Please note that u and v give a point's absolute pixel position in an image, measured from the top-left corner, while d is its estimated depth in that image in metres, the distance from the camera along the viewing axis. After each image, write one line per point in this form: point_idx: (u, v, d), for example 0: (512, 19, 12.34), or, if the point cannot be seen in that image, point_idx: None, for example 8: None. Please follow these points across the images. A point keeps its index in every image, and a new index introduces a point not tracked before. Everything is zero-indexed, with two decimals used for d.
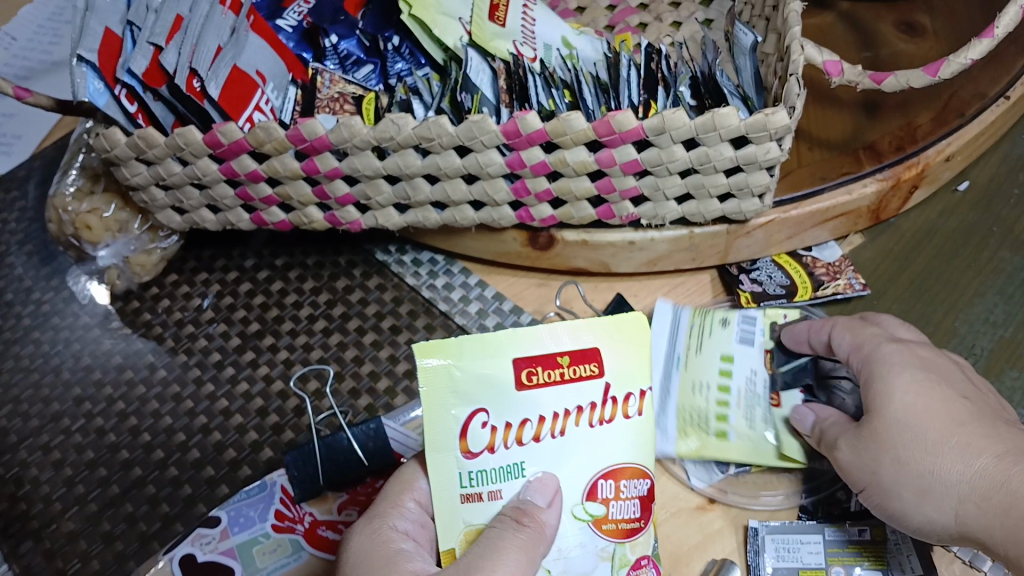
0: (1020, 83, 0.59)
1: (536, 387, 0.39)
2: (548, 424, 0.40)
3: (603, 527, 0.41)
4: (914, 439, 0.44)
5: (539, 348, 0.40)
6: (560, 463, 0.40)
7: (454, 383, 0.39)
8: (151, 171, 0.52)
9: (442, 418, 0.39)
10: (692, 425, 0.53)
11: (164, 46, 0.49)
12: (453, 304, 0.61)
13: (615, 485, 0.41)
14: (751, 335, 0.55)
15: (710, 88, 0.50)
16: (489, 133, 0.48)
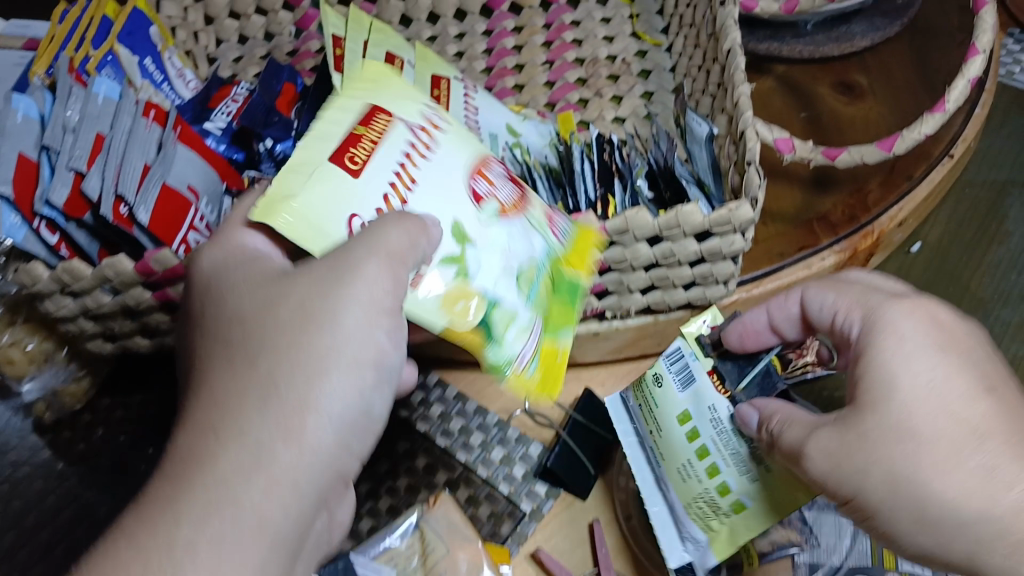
0: (961, 142, 0.60)
1: (364, 163, 0.40)
2: (398, 189, 0.41)
3: (507, 212, 0.45)
4: (900, 475, 0.38)
5: (390, 107, 0.43)
6: (449, 195, 0.43)
7: (294, 203, 0.38)
8: (78, 304, 0.48)
9: (322, 238, 0.38)
10: (699, 518, 0.46)
11: (86, 171, 0.46)
12: (414, 408, 0.57)
13: (484, 180, 0.45)
14: (687, 371, 0.45)
15: (666, 179, 0.51)
16: None
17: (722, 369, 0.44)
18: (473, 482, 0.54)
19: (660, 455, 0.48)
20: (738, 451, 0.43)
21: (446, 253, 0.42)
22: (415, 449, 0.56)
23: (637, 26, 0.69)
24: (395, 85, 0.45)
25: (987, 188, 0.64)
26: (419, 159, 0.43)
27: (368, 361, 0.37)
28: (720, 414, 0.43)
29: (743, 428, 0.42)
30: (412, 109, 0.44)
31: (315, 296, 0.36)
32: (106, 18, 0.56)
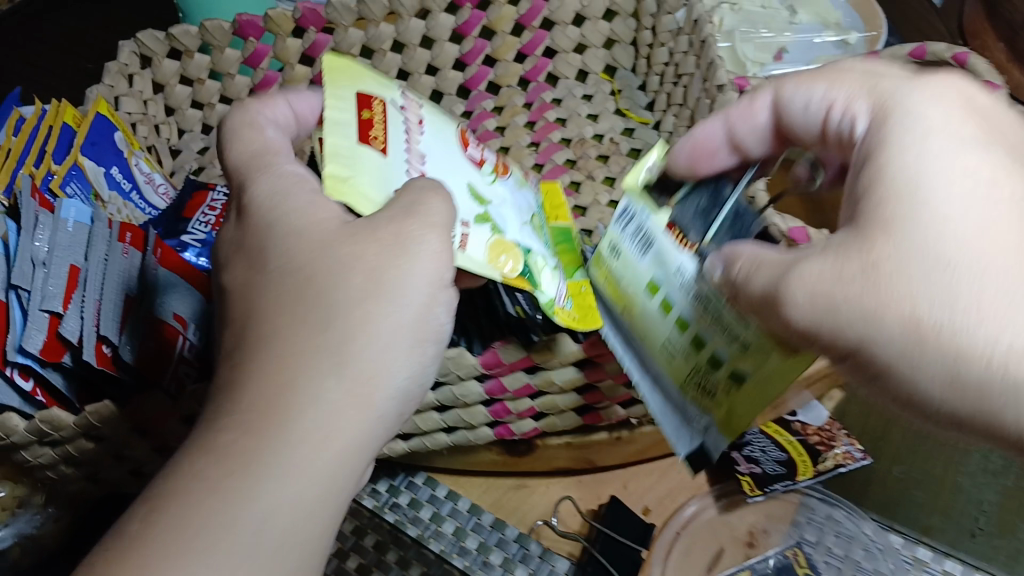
0: None
1: (384, 144, 0.37)
2: (412, 139, 0.40)
3: (502, 172, 0.45)
4: (939, 238, 0.29)
5: (375, 91, 0.39)
6: (452, 172, 0.41)
7: (333, 171, 0.34)
8: (58, 450, 0.43)
9: (374, 197, 0.35)
10: (695, 382, 0.38)
11: (63, 312, 0.41)
12: (425, 525, 0.52)
13: (472, 146, 0.45)
14: (631, 218, 0.38)
15: None
16: (466, 365, 0.41)
17: (682, 223, 0.38)
18: None
19: (632, 334, 0.41)
20: (738, 337, 0.35)
21: (478, 216, 0.40)
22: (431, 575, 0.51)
23: (621, 103, 0.67)
24: (360, 72, 0.40)
25: None
26: (416, 132, 0.41)
27: (412, 342, 0.34)
28: (686, 274, 0.36)
29: (709, 283, 0.35)
30: (390, 91, 0.40)
31: (379, 269, 0.33)
32: (67, 126, 0.51)
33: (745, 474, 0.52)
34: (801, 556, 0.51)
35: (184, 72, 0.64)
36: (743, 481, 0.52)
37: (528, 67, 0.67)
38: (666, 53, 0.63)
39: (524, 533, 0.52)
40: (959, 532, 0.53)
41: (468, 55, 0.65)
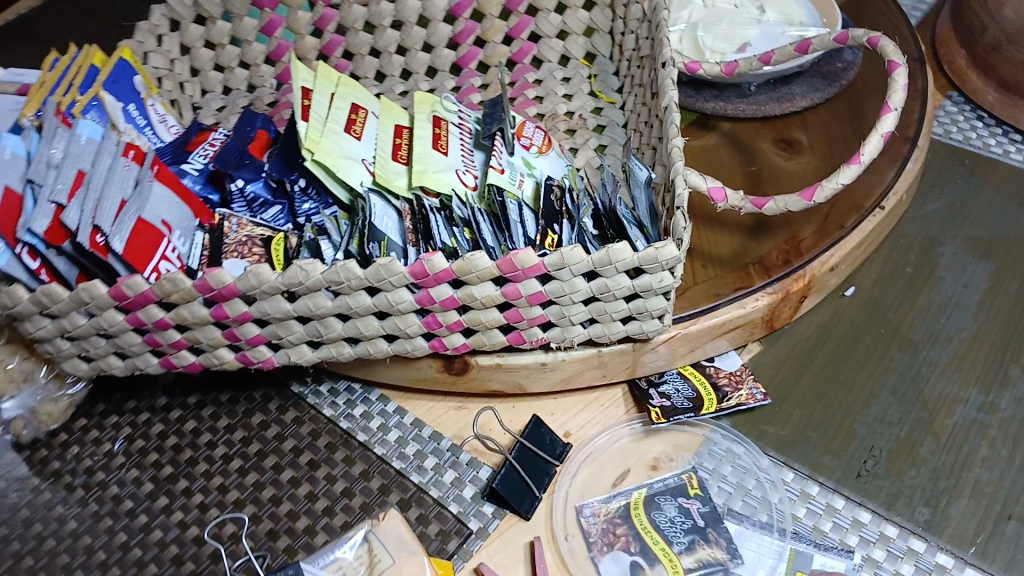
0: (892, 194, 0.64)
1: (357, 136, 0.58)
2: (388, 130, 0.60)
3: (443, 129, 0.60)
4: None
5: (365, 104, 0.60)
6: (420, 148, 0.57)
7: (344, 161, 0.55)
8: (56, 324, 0.52)
9: (347, 169, 0.55)
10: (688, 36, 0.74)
11: (66, 204, 0.50)
12: (373, 433, 0.60)
13: (453, 122, 0.61)
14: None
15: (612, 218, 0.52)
16: (397, 274, 0.49)
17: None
18: (425, 502, 0.56)
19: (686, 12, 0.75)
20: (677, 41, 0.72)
21: (418, 164, 0.56)
22: (371, 471, 0.58)
23: (594, 86, 0.75)
24: (362, 95, 0.60)
25: (921, 238, 0.68)
26: (502, 150, 0.58)
27: None
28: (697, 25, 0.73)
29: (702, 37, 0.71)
30: (419, 110, 0.60)
31: None
32: (94, 66, 0.61)
33: (656, 406, 0.58)
34: (694, 479, 0.57)
35: (208, 37, 0.74)
36: (652, 410, 0.58)
37: (516, 50, 0.76)
38: (633, 40, 0.71)
39: (456, 445, 0.59)
40: (845, 472, 0.55)
41: (460, 35, 0.76)
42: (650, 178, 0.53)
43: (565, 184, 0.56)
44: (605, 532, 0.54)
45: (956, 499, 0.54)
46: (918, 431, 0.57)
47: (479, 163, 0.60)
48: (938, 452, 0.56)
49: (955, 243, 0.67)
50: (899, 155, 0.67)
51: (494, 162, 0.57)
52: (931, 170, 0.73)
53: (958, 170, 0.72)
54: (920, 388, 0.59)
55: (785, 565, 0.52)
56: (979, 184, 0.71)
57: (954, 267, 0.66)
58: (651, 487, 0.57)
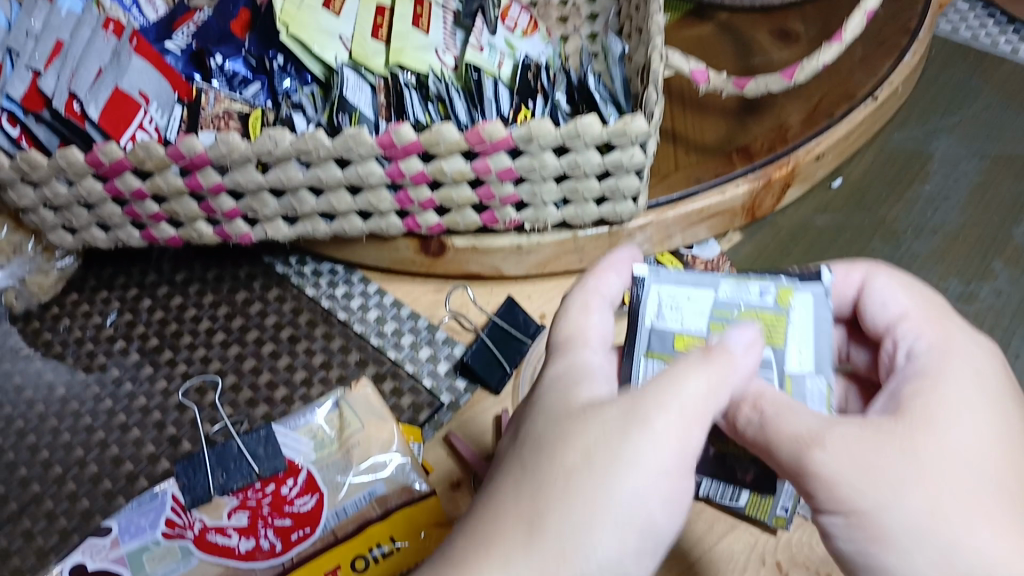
0: (886, 84, 0.62)
1: (335, 13, 0.57)
2: (369, 8, 0.59)
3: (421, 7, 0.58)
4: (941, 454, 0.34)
5: None
6: (400, 27, 0.57)
7: (319, 35, 0.56)
8: (37, 193, 0.53)
9: (321, 44, 0.56)
10: None
11: (43, 71, 0.51)
12: (352, 312, 0.61)
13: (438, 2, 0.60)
14: None
15: (585, 93, 0.52)
16: (365, 145, 0.49)
17: None
18: (400, 375, 0.58)
19: None
20: None
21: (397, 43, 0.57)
22: (349, 346, 0.60)
23: None
24: None
25: (914, 133, 0.66)
26: (482, 30, 0.58)
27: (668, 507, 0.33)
28: None
29: None
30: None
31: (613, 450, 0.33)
32: None
33: None
34: None
35: None
36: None
37: None
38: None
39: (432, 324, 0.61)
40: None
41: None
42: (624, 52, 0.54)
43: (540, 60, 0.56)
44: None
45: None
46: None
47: (458, 39, 0.59)
48: None
49: (949, 138, 0.66)
50: (898, 47, 0.65)
51: (473, 40, 0.57)
52: (933, 65, 0.70)
53: (961, 66, 0.70)
54: None
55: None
56: (981, 84, 0.69)
57: (946, 162, 0.65)
58: None
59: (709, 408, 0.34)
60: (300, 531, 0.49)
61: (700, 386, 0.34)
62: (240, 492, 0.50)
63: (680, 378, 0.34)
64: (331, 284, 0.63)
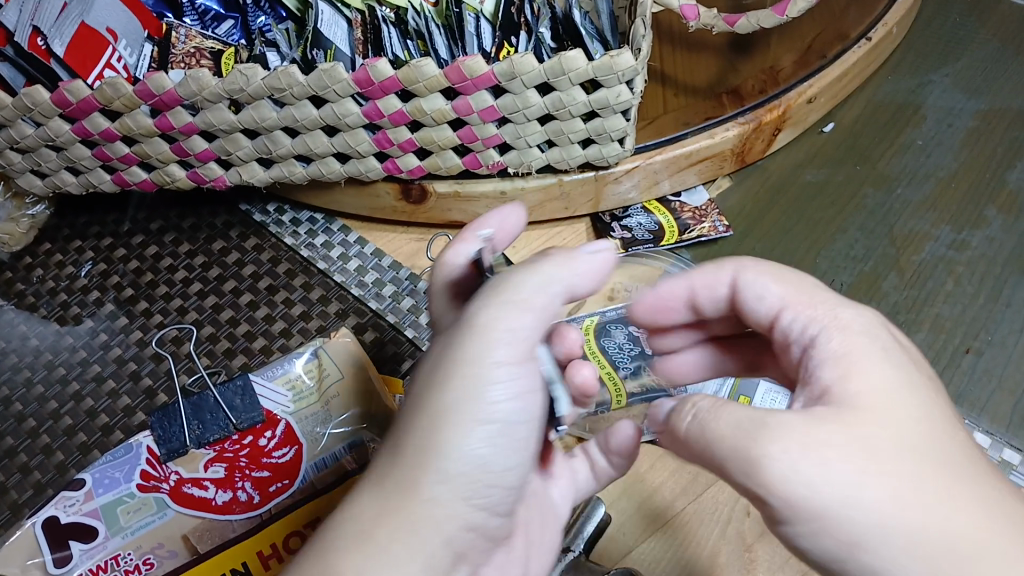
0: (880, 26, 0.60)
1: None
2: None
3: None
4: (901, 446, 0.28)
5: None
6: None
7: None
8: (4, 135, 0.52)
9: None
10: None
11: (5, 4, 0.48)
12: (332, 261, 0.60)
13: None
14: None
15: (569, 27, 0.50)
16: (341, 82, 0.47)
17: None
18: (381, 326, 0.57)
19: None
20: None
21: None
22: (329, 296, 0.58)
23: None
24: None
25: (910, 77, 0.64)
26: None
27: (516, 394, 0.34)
28: None
29: None
30: None
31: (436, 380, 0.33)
32: None
33: (616, 237, 0.57)
34: None
35: None
36: (612, 241, 0.57)
37: None
38: None
39: (415, 274, 0.59)
40: None
41: None
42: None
43: None
44: None
45: (914, 333, 0.53)
46: (882, 267, 0.56)
47: None
48: (900, 287, 0.55)
49: (946, 82, 0.64)
50: None
51: None
52: (930, 8, 0.68)
53: (958, 10, 0.68)
54: (890, 226, 0.58)
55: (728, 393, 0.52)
56: (979, 26, 0.67)
57: (942, 106, 0.63)
58: (603, 316, 0.55)
59: (541, 330, 0.35)
60: (277, 483, 0.48)
61: (539, 308, 0.34)
62: (217, 444, 0.49)
63: (519, 299, 0.34)
64: (311, 234, 0.61)
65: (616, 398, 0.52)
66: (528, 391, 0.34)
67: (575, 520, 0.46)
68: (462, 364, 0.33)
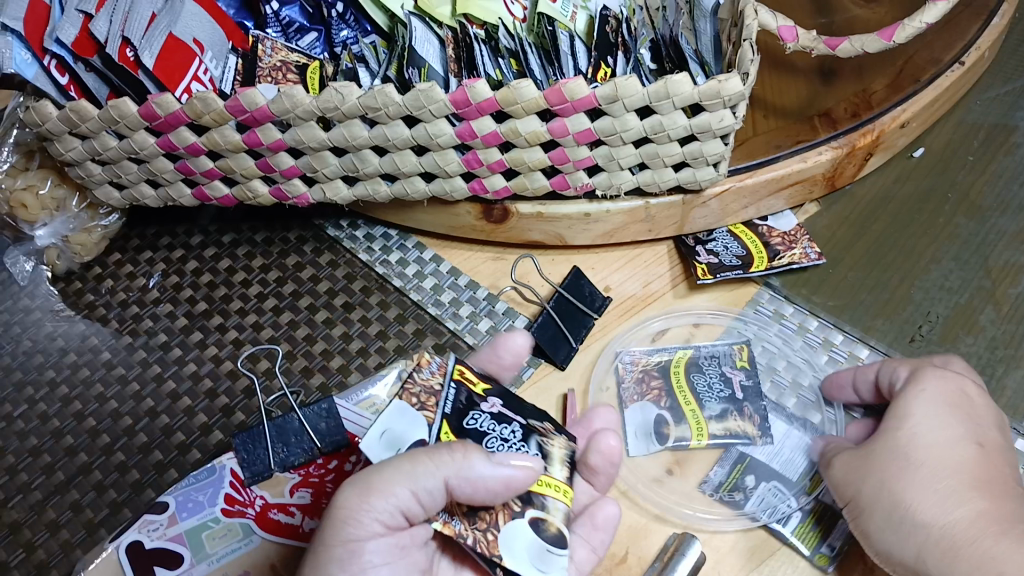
0: (974, 49, 0.59)
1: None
2: None
3: None
4: (949, 468, 0.42)
5: None
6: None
7: None
8: (86, 147, 0.50)
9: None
10: None
11: (94, 15, 0.47)
12: (408, 279, 0.59)
13: None
14: None
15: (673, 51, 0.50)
16: (437, 102, 0.46)
17: None
18: (460, 347, 0.55)
19: None
20: None
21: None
22: (406, 316, 0.57)
23: None
24: None
25: (998, 102, 0.63)
26: None
27: (398, 545, 0.38)
28: None
29: None
30: None
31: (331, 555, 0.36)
32: None
33: (703, 263, 0.56)
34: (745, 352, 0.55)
35: None
36: (698, 267, 0.56)
37: None
38: None
39: (493, 294, 0.58)
40: (898, 337, 0.53)
41: None
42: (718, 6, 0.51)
43: (621, 10, 0.53)
44: (640, 382, 0.54)
45: (1014, 368, 0.51)
46: (979, 299, 0.54)
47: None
48: (998, 321, 0.53)
49: None
50: (985, 10, 0.61)
51: None
52: (1014, 31, 0.67)
53: None
54: (985, 256, 0.56)
55: (804, 464, 0.49)
56: None
57: None
58: (698, 349, 0.55)
59: (404, 512, 0.37)
60: None
61: (400, 499, 0.36)
62: (302, 468, 0.48)
63: (380, 492, 0.36)
64: (385, 251, 0.60)
65: (696, 435, 0.51)
66: (394, 555, 0.38)
67: (670, 558, 0.45)
68: (356, 536, 0.36)
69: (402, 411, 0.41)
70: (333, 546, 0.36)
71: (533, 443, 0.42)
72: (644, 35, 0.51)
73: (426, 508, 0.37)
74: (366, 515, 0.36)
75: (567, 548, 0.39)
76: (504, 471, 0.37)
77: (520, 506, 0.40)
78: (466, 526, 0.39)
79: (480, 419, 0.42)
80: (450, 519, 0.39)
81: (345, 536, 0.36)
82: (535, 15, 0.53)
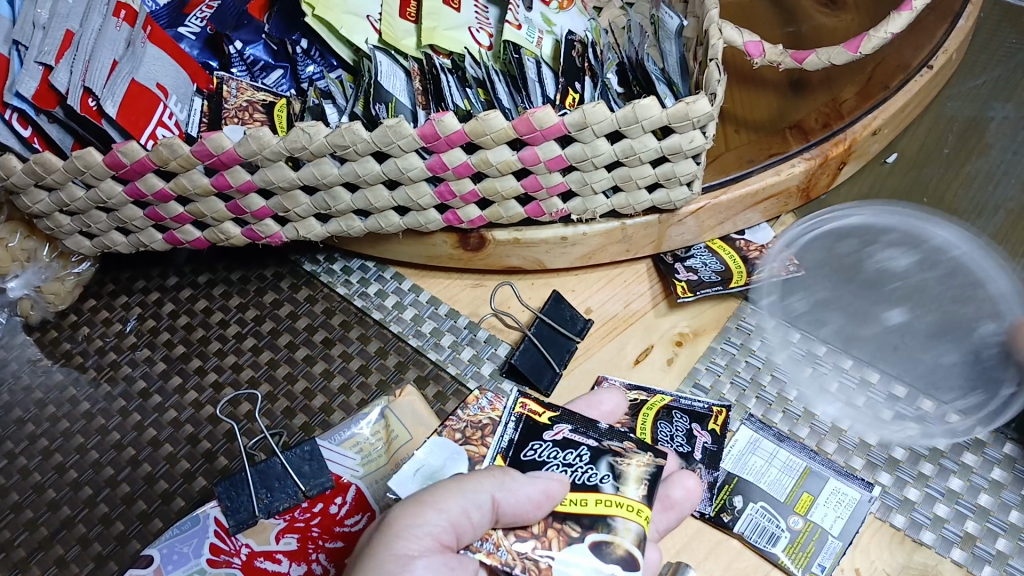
0: (941, 53, 0.59)
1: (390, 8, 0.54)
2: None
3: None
4: None
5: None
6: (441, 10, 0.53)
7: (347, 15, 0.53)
8: (53, 198, 0.49)
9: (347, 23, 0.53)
10: None
11: (54, 66, 0.46)
12: (388, 311, 0.58)
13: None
14: None
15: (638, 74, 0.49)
16: (406, 137, 0.46)
17: None
18: (442, 378, 0.55)
19: None
20: None
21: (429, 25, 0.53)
22: (387, 349, 0.56)
23: None
24: None
25: (968, 103, 0.63)
26: (518, 6, 0.54)
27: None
28: None
29: None
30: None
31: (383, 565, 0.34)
32: None
33: (682, 280, 0.55)
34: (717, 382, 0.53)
35: None
36: (677, 284, 0.55)
37: None
38: None
39: (474, 322, 0.58)
40: None
41: None
42: (681, 26, 0.51)
43: (587, 34, 0.52)
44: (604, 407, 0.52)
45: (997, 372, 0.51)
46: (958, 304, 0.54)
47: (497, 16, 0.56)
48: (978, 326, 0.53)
49: (1004, 108, 0.63)
50: (951, 11, 0.61)
51: (510, 17, 0.52)
52: (981, 31, 0.67)
53: (1011, 34, 0.66)
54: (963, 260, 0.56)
55: (793, 483, 0.49)
56: None
57: (1004, 134, 0.61)
58: (682, 368, 0.54)
59: (456, 530, 0.36)
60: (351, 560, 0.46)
61: (454, 513, 0.35)
62: (286, 513, 0.47)
63: (435, 504, 0.35)
64: (361, 283, 0.60)
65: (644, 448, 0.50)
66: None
67: None
68: (409, 548, 0.34)
69: (441, 447, 0.42)
70: (383, 560, 0.34)
71: (603, 464, 0.40)
72: (611, 58, 0.51)
73: (473, 530, 0.36)
74: (421, 526, 0.35)
75: (637, 571, 0.37)
76: (540, 481, 0.38)
77: (579, 531, 0.38)
78: (514, 555, 0.38)
79: (541, 449, 0.41)
80: (495, 549, 0.38)
81: (399, 549, 0.34)
82: (501, 42, 0.53)
